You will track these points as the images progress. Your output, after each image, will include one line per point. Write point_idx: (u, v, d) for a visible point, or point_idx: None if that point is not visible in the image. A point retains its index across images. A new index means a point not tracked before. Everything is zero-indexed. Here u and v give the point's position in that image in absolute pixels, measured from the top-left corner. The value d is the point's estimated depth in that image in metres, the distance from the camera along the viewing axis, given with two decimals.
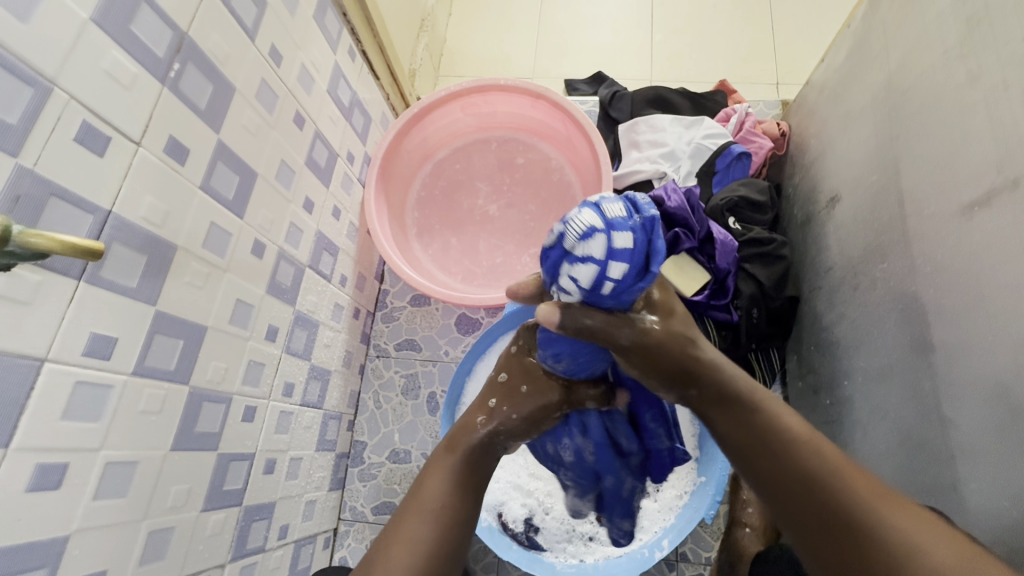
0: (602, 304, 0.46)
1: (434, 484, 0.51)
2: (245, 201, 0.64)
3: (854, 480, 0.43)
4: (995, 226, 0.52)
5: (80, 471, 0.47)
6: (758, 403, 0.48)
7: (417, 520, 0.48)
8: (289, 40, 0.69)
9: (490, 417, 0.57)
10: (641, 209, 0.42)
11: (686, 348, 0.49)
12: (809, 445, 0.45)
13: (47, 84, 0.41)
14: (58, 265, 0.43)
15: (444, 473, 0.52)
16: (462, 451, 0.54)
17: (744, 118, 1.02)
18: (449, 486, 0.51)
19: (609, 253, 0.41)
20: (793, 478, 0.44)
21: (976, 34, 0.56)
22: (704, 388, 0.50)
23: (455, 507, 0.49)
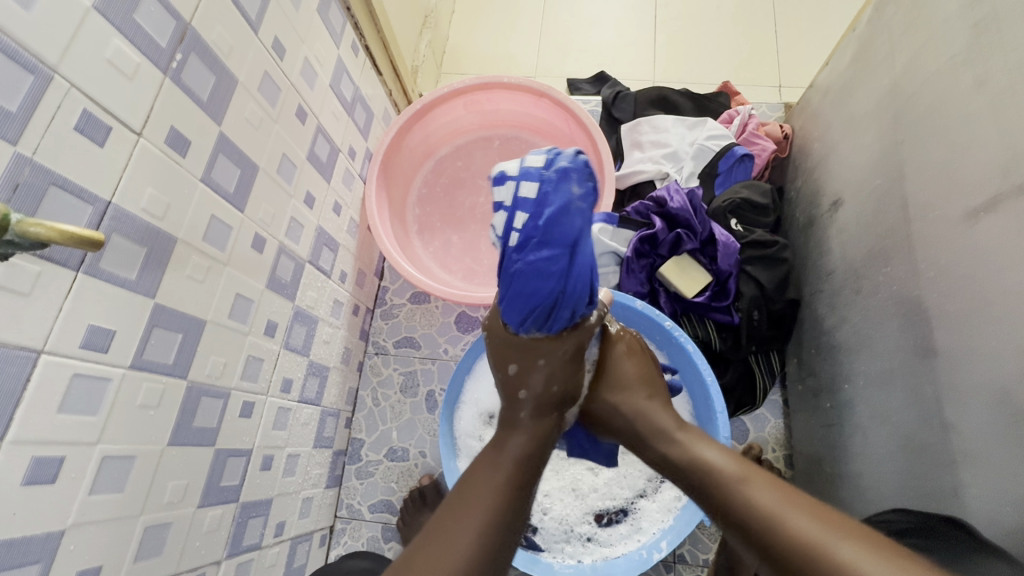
0: (524, 255, 0.51)
1: (479, 487, 0.51)
2: (246, 195, 0.63)
3: (754, 489, 0.49)
4: (1000, 230, 0.52)
5: (76, 465, 0.46)
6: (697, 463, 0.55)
7: (462, 522, 0.48)
8: (292, 34, 0.68)
9: (528, 406, 0.59)
10: (550, 165, 0.51)
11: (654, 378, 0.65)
12: (748, 490, 0.49)
13: (48, 71, 0.40)
14: (57, 255, 0.42)
15: (490, 478, 0.52)
16: (508, 452, 0.55)
17: (747, 120, 1.01)
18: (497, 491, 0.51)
19: (515, 203, 0.51)
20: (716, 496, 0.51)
21: (983, 38, 0.56)
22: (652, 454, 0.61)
23: (503, 508, 0.50)
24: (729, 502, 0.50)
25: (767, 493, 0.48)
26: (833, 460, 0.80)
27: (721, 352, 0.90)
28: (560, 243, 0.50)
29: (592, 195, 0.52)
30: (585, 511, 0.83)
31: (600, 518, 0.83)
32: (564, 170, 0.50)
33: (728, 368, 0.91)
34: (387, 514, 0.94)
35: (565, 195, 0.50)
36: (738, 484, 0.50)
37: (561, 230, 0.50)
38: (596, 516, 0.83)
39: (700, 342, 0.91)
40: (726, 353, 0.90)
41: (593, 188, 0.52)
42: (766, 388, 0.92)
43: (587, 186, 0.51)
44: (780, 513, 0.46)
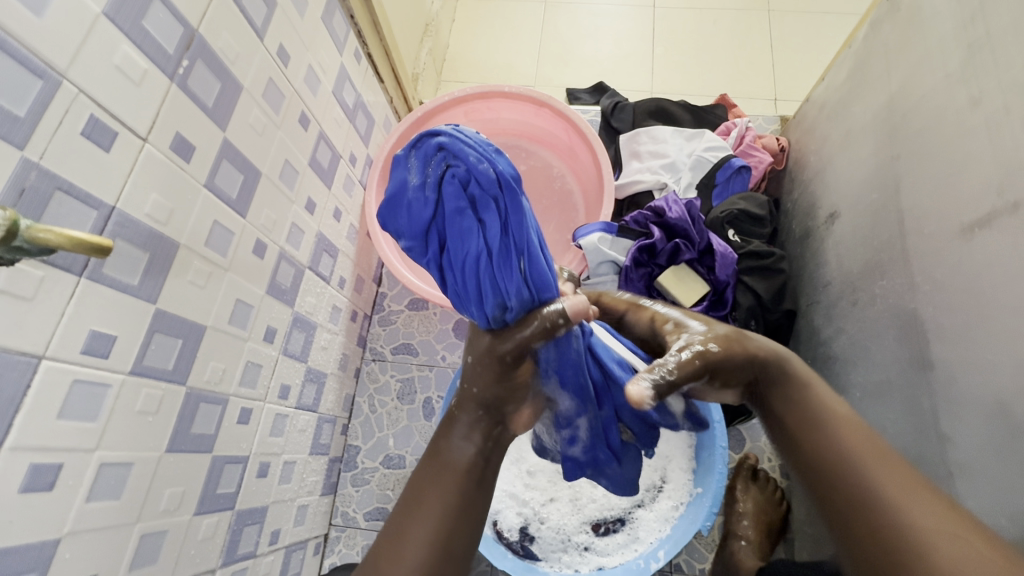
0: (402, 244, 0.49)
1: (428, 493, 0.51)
2: (248, 200, 0.63)
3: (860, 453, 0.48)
4: (995, 246, 0.53)
5: (73, 472, 0.46)
6: (825, 427, 0.50)
7: (416, 529, 0.49)
8: (296, 40, 0.69)
9: (467, 405, 0.54)
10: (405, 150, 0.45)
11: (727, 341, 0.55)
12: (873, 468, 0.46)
13: (57, 77, 0.40)
14: (61, 261, 0.42)
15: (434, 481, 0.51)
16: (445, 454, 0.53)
17: (744, 132, 1.03)
18: (445, 492, 0.50)
19: None
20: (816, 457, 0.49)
21: (978, 57, 0.57)
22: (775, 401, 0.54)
23: (454, 508, 0.50)
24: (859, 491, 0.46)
25: (891, 478, 0.45)
26: None
27: None
28: (411, 234, 0.46)
29: (439, 184, 0.43)
30: (582, 521, 0.83)
31: (597, 527, 0.83)
32: (404, 155, 0.44)
33: None
34: (383, 522, 0.94)
35: (400, 181, 0.44)
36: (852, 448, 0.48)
37: (399, 222, 0.46)
38: (593, 525, 0.83)
39: None
40: None
41: (447, 175, 0.43)
42: None
43: (428, 175, 0.43)
44: (899, 499, 0.44)
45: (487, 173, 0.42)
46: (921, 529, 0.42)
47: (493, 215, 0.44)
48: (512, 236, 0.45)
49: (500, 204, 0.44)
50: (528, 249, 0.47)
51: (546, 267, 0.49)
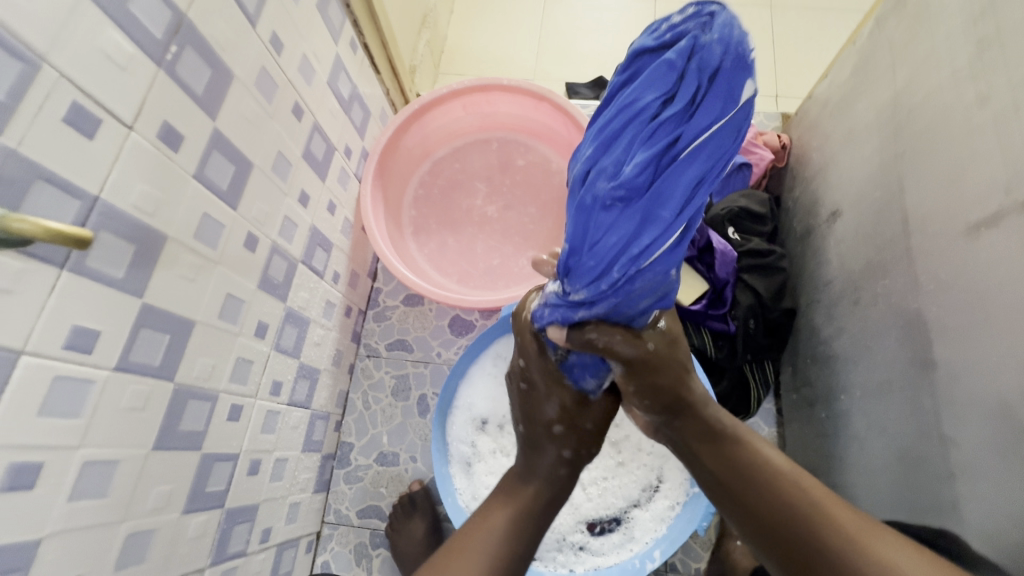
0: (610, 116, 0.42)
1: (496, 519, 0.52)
2: (239, 192, 0.61)
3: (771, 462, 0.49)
4: (1004, 245, 0.52)
5: (55, 471, 0.44)
6: (742, 440, 0.52)
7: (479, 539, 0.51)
8: (290, 28, 0.67)
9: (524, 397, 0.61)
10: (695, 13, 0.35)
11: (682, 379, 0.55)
12: (789, 474, 0.48)
13: (36, 59, 0.39)
14: (41, 252, 0.40)
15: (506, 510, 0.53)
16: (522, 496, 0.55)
17: (745, 129, 1.02)
18: (507, 523, 0.52)
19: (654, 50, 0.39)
20: (742, 477, 0.49)
21: (987, 54, 0.56)
22: (689, 423, 0.54)
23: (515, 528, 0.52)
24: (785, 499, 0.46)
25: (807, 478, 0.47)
26: (830, 470, 0.80)
27: (717, 360, 0.88)
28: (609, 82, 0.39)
29: (683, 41, 0.33)
30: (577, 520, 0.82)
31: (593, 527, 0.82)
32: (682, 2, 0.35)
33: (721, 378, 0.90)
34: (377, 519, 0.93)
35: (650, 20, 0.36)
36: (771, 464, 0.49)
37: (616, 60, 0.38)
38: (588, 525, 0.82)
39: (696, 350, 0.88)
40: (721, 361, 0.88)
41: (686, 41, 0.33)
42: (760, 398, 0.92)
43: (682, 25, 0.34)
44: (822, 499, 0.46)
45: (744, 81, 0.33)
46: (850, 528, 0.44)
47: (722, 123, 0.34)
48: (714, 164, 0.36)
49: (734, 127, 0.35)
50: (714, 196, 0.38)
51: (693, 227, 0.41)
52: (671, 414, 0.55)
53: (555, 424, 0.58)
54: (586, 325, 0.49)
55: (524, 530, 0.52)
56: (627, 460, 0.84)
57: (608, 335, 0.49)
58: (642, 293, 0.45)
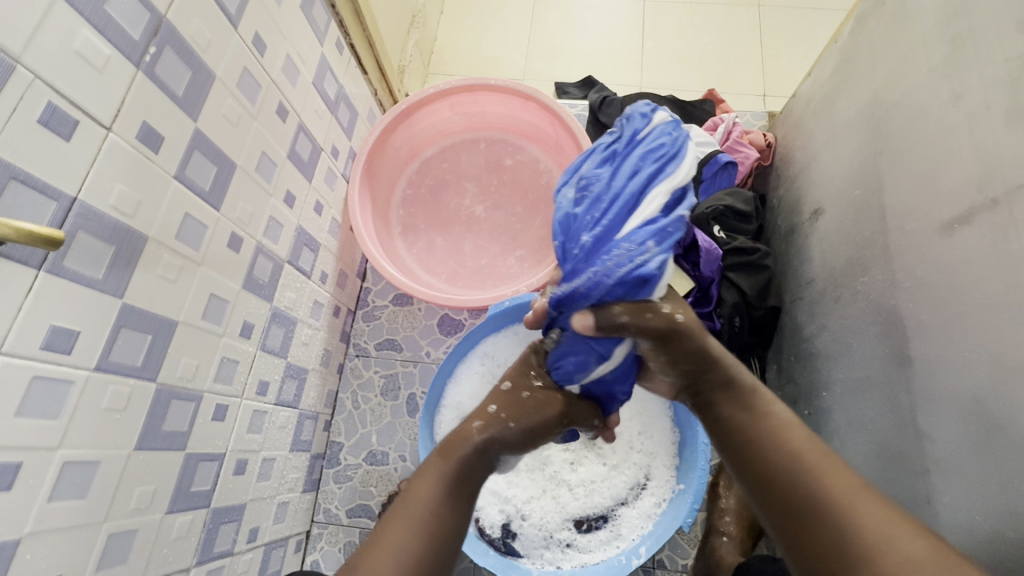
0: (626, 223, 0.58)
1: (421, 489, 0.51)
2: (222, 192, 0.62)
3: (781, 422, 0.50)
4: (976, 242, 0.53)
5: (34, 471, 0.45)
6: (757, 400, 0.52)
7: (410, 506, 0.50)
8: (273, 30, 0.67)
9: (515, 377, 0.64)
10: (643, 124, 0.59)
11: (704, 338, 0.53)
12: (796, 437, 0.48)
13: (10, 61, 0.39)
14: (17, 253, 0.41)
15: (433, 480, 0.52)
16: (455, 459, 0.54)
17: (731, 127, 1.01)
18: (434, 486, 0.51)
19: None
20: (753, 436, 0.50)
21: (961, 53, 0.57)
22: (717, 377, 0.54)
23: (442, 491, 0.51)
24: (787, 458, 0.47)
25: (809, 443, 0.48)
26: None
27: None
28: None
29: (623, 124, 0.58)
30: (565, 518, 0.83)
31: (580, 524, 0.83)
32: None
33: None
34: (366, 518, 0.93)
35: None
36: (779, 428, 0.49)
37: None
38: (576, 522, 0.83)
39: None
40: None
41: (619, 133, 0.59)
42: None
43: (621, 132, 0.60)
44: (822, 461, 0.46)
45: (661, 113, 0.53)
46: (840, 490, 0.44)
47: (651, 130, 0.53)
48: (657, 152, 0.51)
49: (667, 132, 0.52)
50: (669, 177, 0.50)
51: (667, 214, 0.49)
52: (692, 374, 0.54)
53: (506, 382, 0.63)
54: (609, 308, 0.50)
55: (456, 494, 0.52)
56: (614, 459, 0.85)
57: (637, 315, 0.50)
58: (620, 257, 0.48)
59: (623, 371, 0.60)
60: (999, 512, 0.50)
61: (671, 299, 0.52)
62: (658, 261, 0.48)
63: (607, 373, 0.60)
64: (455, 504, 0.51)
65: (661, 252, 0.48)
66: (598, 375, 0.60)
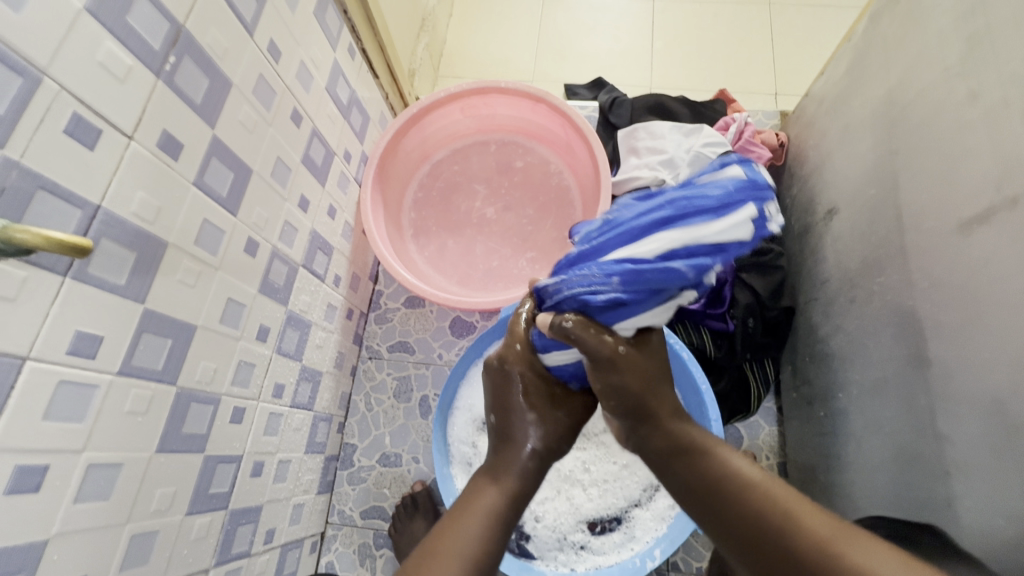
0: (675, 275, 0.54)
1: (467, 529, 0.48)
2: (238, 198, 0.62)
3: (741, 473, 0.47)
4: (996, 242, 0.52)
5: (61, 474, 0.45)
6: (710, 452, 0.49)
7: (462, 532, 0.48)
8: (288, 37, 0.68)
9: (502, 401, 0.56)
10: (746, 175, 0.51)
11: (651, 384, 0.51)
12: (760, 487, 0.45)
13: (37, 73, 0.40)
14: (45, 261, 0.42)
15: (479, 526, 0.49)
16: (507, 490, 0.51)
17: (743, 127, 1.00)
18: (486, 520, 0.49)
19: None
20: (721, 500, 0.46)
21: (978, 51, 0.56)
22: (657, 440, 0.51)
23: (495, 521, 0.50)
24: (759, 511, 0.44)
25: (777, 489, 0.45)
26: (829, 468, 0.80)
27: (716, 360, 0.88)
28: None
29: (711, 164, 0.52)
30: (579, 519, 0.83)
31: (594, 526, 0.82)
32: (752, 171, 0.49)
33: (722, 377, 0.90)
34: (380, 520, 0.94)
35: None
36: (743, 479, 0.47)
37: None
38: (589, 524, 0.83)
39: (695, 349, 0.88)
40: (721, 361, 0.88)
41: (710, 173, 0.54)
42: (761, 396, 0.91)
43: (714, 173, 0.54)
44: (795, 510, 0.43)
45: (739, 168, 0.46)
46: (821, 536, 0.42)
47: (712, 179, 0.47)
48: (693, 197, 0.45)
49: (724, 186, 0.45)
50: (687, 228, 0.44)
51: (658, 260, 0.44)
52: (638, 422, 0.51)
53: (529, 411, 0.54)
54: (565, 314, 0.49)
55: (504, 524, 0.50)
56: (628, 460, 0.84)
57: (584, 329, 0.48)
58: (582, 277, 0.48)
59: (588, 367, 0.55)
60: (1020, 517, 0.49)
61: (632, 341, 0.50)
62: (610, 297, 0.47)
63: (566, 363, 0.54)
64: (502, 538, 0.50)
65: (620, 291, 0.46)
66: (558, 363, 0.55)
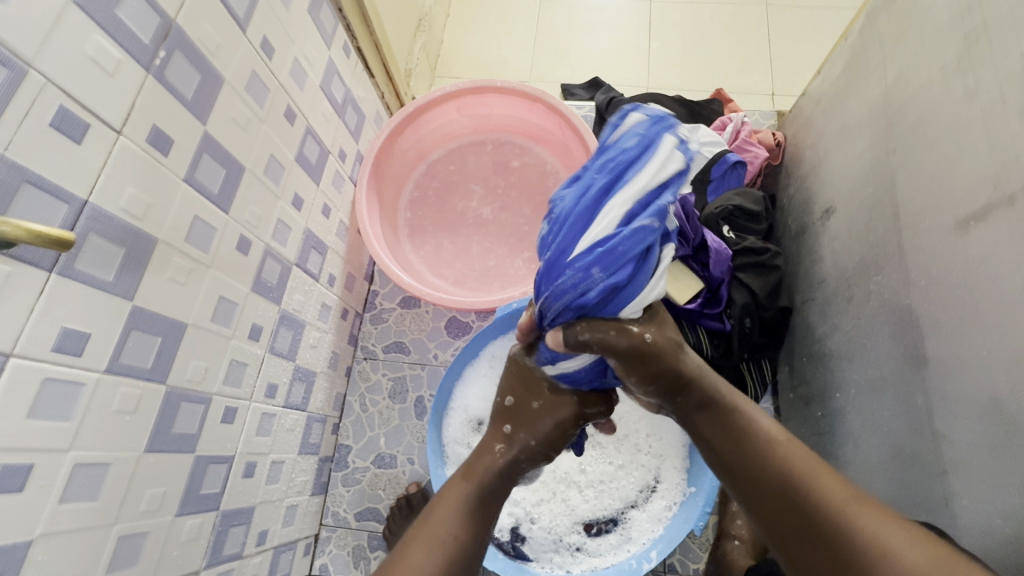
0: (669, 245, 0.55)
1: (443, 515, 0.50)
2: (230, 196, 0.62)
3: (769, 435, 0.48)
4: (993, 239, 0.52)
5: (46, 473, 0.45)
6: (735, 411, 0.50)
7: (435, 522, 0.50)
8: (282, 34, 0.67)
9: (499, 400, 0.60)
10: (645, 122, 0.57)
11: (678, 355, 0.50)
12: (785, 450, 0.47)
13: (23, 66, 0.39)
14: (29, 256, 0.41)
15: (454, 511, 0.51)
16: (478, 480, 0.54)
17: (740, 126, 1.00)
18: (457, 504, 0.51)
19: None
20: (745, 458, 0.48)
21: (975, 48, 0.56)
22: (691, 399, 0.51)
23: (465, 506, 0.52)
24: (783, 474, 0.46)
25: (800, 456, 0.46)
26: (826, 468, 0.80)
27: (713, 360, 0.86)
28: None
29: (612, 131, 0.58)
30: (575, 521, 0.82)
31: (590, 528, 0.82)
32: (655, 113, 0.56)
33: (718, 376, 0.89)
34: (374, 522, 0.93)
35: None
36: (771, 442, 0.48)
37: None
38: (585, 526, 0.82)
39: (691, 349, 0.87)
40: (717, 360, 0.87)
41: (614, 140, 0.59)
42: (758, 397, 0.91)
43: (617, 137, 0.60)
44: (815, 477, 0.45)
45: (634, 116, 0.52)
46: (839, 505, 0.43)
47: (620, 139, 0.52)
48: (617, 163, 0.50)
49: (633, 140, 0.50)
50: (627, 191, 0.49)
51: (623, 229, 0.48)
52: (672, 392, 0.51)
53: (508, 395, 0.59)
54: (573, 327, 0.50)
55: (478, 510, 0.52)
56: (625, 460, 0.84)
57: (597, 333, 0.49)
58: (566, 284, 0.50)
59: (598, 369, 0.56)
60: (1018, 515, 0.49)
61: (645, 320, 0.50)
62: (601, 289, 0.48)
63: (577, 368, 0.56)
64: (479, 519, 0.52)
65: (608, 278, 0.48)
66: (567, 370, 0.56)
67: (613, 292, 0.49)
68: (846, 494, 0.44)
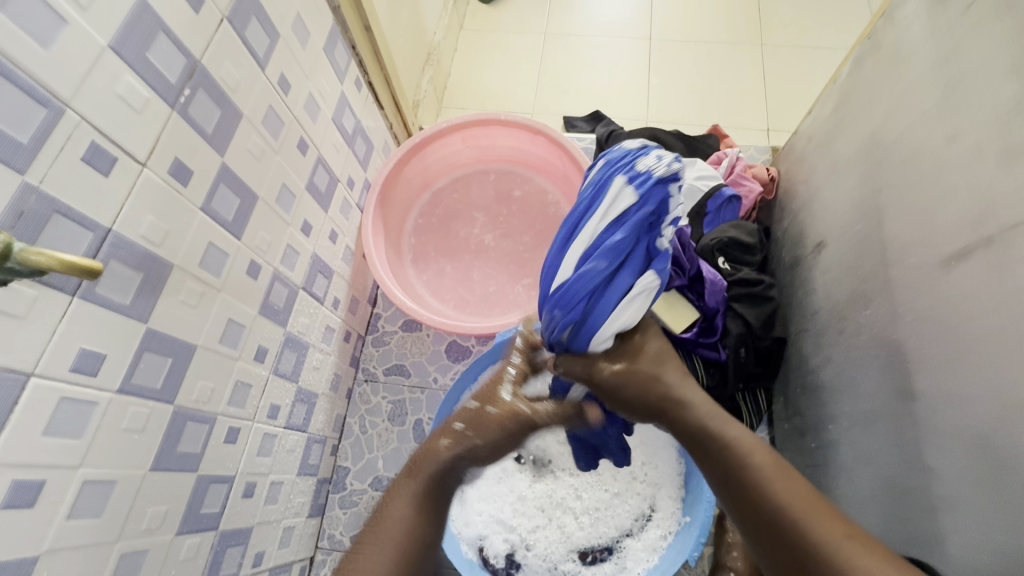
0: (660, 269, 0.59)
1: (395, 505, 0.58)
2: (244, 222, 0.65)
3: (765, 470, 0.50)
4: (975, 278, 0.54)
5: (56, 489, 0.46)
6: (729, 446, 0.52)
7: (389, 510, 0.58)
8: (298, 71, 0.71)
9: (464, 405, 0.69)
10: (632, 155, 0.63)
11: (649, 385, 0.58)
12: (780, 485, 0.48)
13: (60, 105, 0.42)
14: (54, 281, 0.43)
15: (406, 497, 0.59)
16: (422, 475, 0.61)
17: (735, 161, 1.04)
18: (406, 497, 0.59)
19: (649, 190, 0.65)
20: (743, 490, 0.50)
21: (953, 96, 0.59)
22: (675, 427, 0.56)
23: (412, 497, 0.59)
24: (778, 509, 0.47)
25: (795, 490, 0.48)
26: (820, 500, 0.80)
27: (708, 388, 0.89)
28: None
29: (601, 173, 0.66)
30: (570, 549, 0.82)
31: (585, 556, 0.82)
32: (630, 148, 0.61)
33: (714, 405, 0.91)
34: None
35: None
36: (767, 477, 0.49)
37: None
38: (581, 554, 0.82)
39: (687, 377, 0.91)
40: (713, 390, 0.89)
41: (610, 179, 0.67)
42: (754, 426, 0.92)
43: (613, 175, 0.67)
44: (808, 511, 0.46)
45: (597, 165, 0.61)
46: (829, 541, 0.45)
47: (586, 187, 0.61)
48: (575, 214, 0.59)
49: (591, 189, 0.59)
50: (582, 234, 0.58)
51: (575, 273, 0.58)
52: (652, 416, 0.58)
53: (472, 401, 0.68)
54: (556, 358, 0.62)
55: (421, 503, 0.59)
56: (621, 488, 0.84)
57: (569, 364, 0.61)
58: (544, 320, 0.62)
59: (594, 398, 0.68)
60: (1005, 552, 0.50)
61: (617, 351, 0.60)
62: (564, 324, 0.59)
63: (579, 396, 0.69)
64: (424, 510, 0.59)
65: (567, 315, 0.59)
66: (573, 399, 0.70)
67: (578, 326, 0.59)
68: (838, 529, 0.45)
